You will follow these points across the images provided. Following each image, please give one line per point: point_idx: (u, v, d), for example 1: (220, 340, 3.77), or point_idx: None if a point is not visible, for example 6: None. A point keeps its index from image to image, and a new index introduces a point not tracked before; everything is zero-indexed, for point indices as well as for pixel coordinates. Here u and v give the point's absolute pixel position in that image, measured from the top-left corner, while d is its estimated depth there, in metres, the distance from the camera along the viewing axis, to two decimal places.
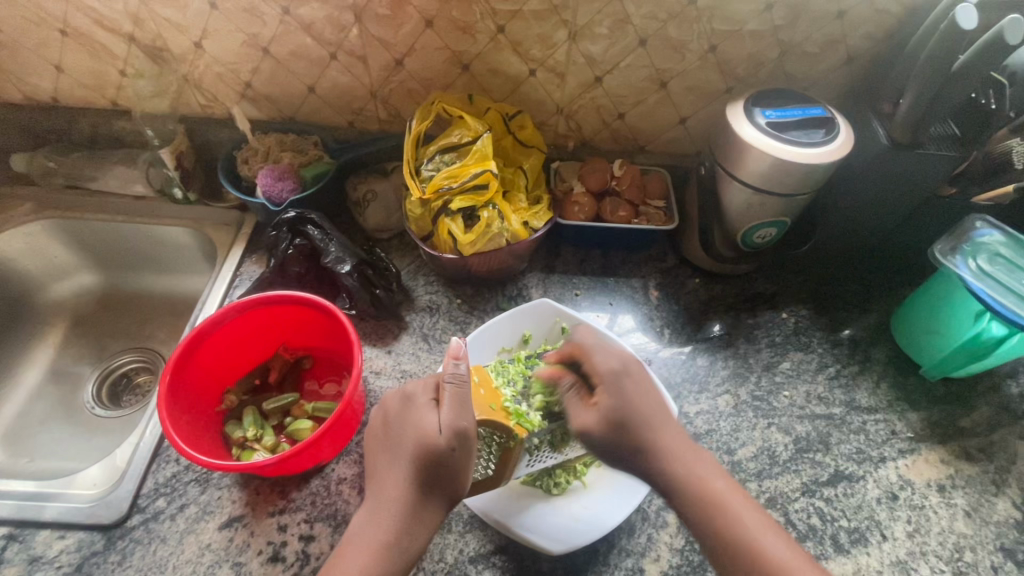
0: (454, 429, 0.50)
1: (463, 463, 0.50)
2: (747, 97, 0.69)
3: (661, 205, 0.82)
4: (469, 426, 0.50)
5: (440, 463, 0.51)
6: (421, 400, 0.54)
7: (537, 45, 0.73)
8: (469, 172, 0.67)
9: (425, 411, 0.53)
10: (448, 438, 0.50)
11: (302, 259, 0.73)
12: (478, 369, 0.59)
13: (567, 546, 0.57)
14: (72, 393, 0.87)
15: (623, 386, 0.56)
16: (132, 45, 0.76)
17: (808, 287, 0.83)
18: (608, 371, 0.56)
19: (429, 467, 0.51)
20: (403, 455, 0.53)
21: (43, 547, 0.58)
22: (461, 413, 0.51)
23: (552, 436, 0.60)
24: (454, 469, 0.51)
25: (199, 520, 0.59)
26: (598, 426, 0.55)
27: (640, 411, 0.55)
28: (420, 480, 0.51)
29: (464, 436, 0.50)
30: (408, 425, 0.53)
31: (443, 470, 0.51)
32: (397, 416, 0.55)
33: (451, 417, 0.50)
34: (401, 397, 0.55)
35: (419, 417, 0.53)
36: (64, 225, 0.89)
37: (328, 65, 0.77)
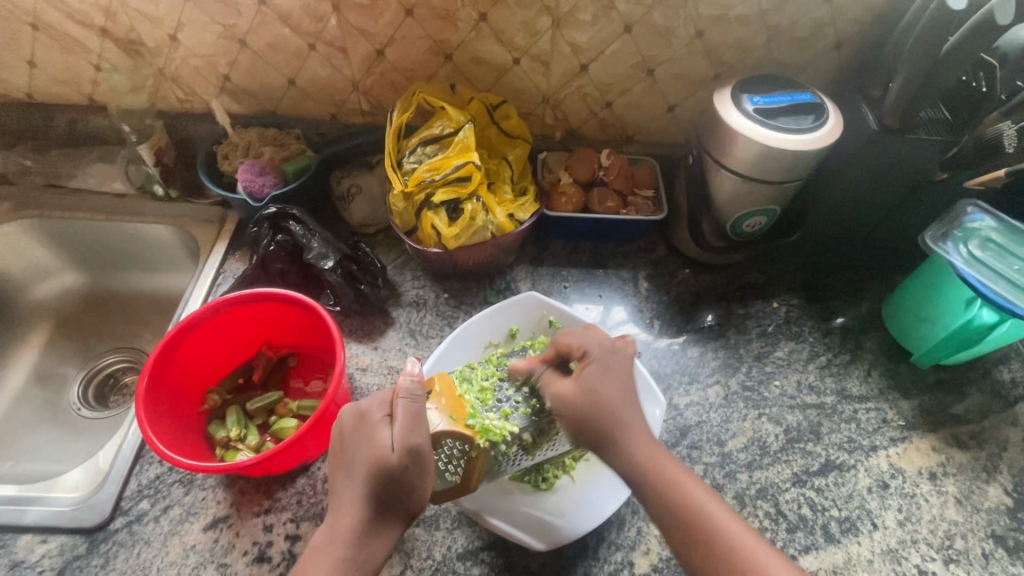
0: (407, 446, 0.49)
1: (418, 477, 0.49)
2: (733, 84, 0.68)
3: (650, 194, 0.81)
4: (422, 442, 0.49)
5: (394, 479, 0.49)
6: (373, 415, 0.52)
7: (521, 33, 0.71)
8: (451, 164, 0.64)
9: (379, 427, 0.51)
10: (399, 454, 0.49)
11: (285, 256, 0.71)
12: (442, 378, 0.57)
13: (547, 544, 0.56)
14: (58, 395, 0.87)
15: (609, 366, 0.57)
16: (106, 39, 0.74)
17: (799, 276, 0.82)
18: (602, 349, 0.57)
19: (383, 484, 0.49)
20: (357, 472, 0.51)
21: (24, 551, 0.57)
22: (413, 428, 0.50)
23: (524, 440, 0.56)
24: (408, 485, 0.49)
25: (183, 522, 0.59)
26: (573, 392, 0.54)
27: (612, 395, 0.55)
28: (374, 497, 0.50)
29: (417, 453, 0.49)
30: (363, 443, 0.51)
31: (397, 487, 0.49)
32: (351, 433, 0.53)
33: (403, 432, 0.49)
34: (355, 414, 0.53)
35: (373, 431, 0.51)
36: (42, 225, 0.87)
37: (308, 57, 0.75)
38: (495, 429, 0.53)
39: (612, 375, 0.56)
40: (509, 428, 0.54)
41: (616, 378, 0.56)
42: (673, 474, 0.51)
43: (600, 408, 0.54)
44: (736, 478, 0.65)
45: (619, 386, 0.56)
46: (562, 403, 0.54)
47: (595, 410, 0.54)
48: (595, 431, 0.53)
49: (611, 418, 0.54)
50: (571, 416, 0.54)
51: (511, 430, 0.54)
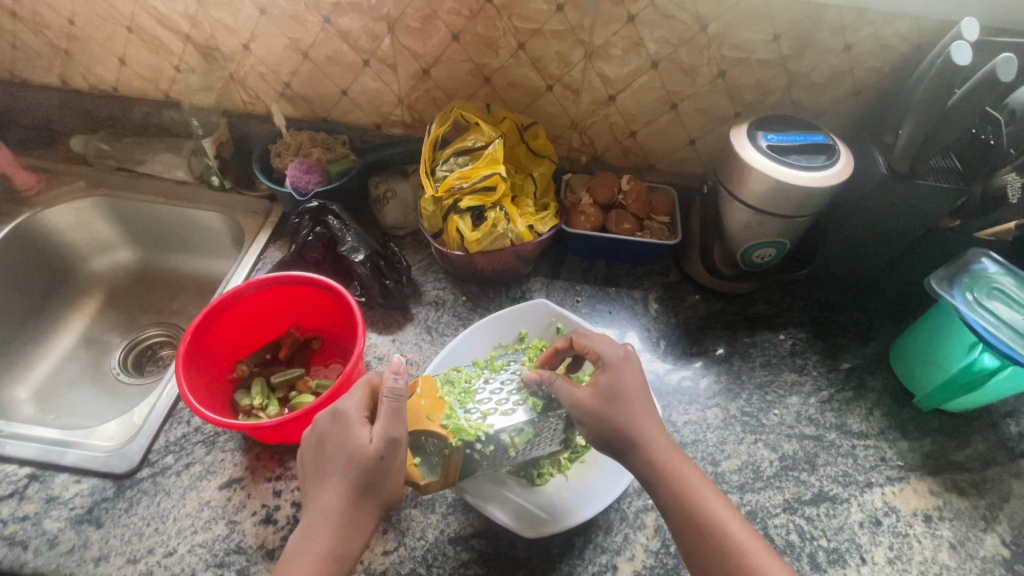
0: (387, 438, 0.52)
1: (395, 468, 0.53)
2: (750, 122, 0.73)
3: (666, 220, 0.85)
4: (400, 435, 0.53)
5: (373, 473, 0.52)
6: (349, 414, 0.55)
7: (556, 62, 0.78)
8: (480, 174, 0.69)
9: (356, 427, 0.54)
10: (379, 446, 0.52)
11: (320, 247, 0.77)
12: (424, 379, 0.60)
13: (535, 533, 0.58)
14: (101, 359, 0.96)
15: (627, 369, 0.58)
16: (188, 43, 0.84)
17: (807, 312, 0.85)
18: (617, 356, 0.59)
19: (361, 479, 0.52)
20: (334, 472, 0.53)
21: (60, 488, 0.62)
22: (394, 423, 0.53)
23: (507, 441, 0.57)
24: (384, 479, 0.53)
25: (201, 479, 0.64)
26: (591, 399, 0.56)
27: (633, 395, 0.57)
28: (351, 492, 0.52)
29: (395, 445, 0.53)
30: (339, 442, 0.54)
31: (375, 479, 0.53)
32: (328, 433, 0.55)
33: (384, 427, 0.53)
34: (331, 414, 0.56)
35: (351, 428, 0.54)
36: (109, 204, 0.96)
37: (361, 71, 0.83)
38: (468, 429, 0.55)
39: (626, 376, 0.58)
40: (484, 428, 0.56)
41: (632, 380, 0.58)
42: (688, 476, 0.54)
43: (613, 408, 0.56)
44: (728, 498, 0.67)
45: (642, 387, 0.58)
46: (578, 400, 0.56)
47: (609, 408, 0.56)
48: (613, 428, 0.55)
49: (627, 420, 0.56)
50: (587, 414, 0.56)
51: (484, 430, 0.56)
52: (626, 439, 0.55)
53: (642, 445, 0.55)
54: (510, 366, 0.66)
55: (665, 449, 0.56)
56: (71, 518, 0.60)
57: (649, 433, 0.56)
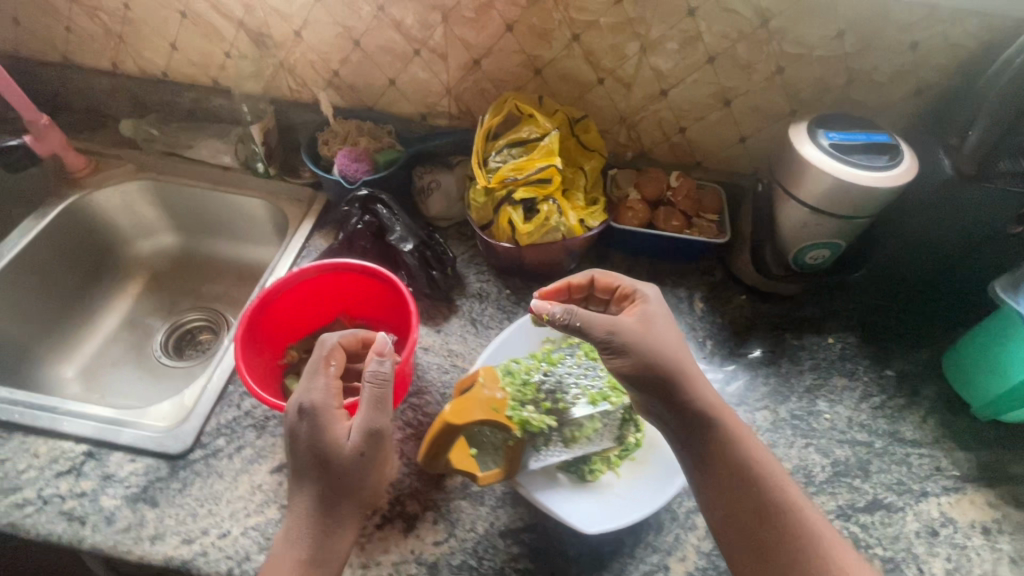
0: (366, 432, 0.55)
1: (373, 461, 0.55)
2: (810, 119, 0.71)
3: (715, 218, 0.83)
4: (381, 426, 0.56)
5: (353, 468, 0.55)
6: (321, 410, 0.56)
7: (610, 55, 0.77)
8: (535, 166, 0.68)
9: (336, 423, 0.56)
10: (360, 439, 0.55)
11: (368, 235, 0.77)
12: (486, 370, 0.62)
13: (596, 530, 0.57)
14: (144, 341, 0.97)
15: (661, 308, 0.62)
16: (240, 30, 0.84)
17: (856, 315, 0.83)
18: (652, 293, 0.64)
19: (341, 475, 0.54)
20: (314, 471, 0.55)
21: (115, 466, 0.63)
22: (374, 413, 0.56)
23: (564, 433, 0.62)
24: (364, 472, 0.55)
25: (253, 462, 0.64)
26: (633, 324, 0.59)
27: (672, 332, 0.60)
28: (331, 493, 0.54)
29: (374, 438, 0.55)
30: (312, 442, 0.55)
31: (353, 474, 0.55)
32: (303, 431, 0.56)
33: (365, 420, 0.55)
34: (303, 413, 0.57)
35: (326, 421, 0.56)
36: (155, 188, 0.97)
37: (411, 60, 0.83)
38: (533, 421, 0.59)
39: (662, 314, 0.62)
40: (545, 422, 0.60)
41: (664, 318, 0.62)
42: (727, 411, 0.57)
43: (656, 339, 0.58)
44: None
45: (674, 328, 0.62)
46: (621, 328, 0.58)
47: (653, 338, 0.58)
48: (660, 360, 0.57)
49: (671, 353, 0.58)
50: (632, 346, 0.57)
51: (546, 424, 0.61)
52: (671, 371, 0.57)
53: (687, 379, 0.57)
54: (566, 359, 0.69)
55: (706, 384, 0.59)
56: (127, 496, 0.60)
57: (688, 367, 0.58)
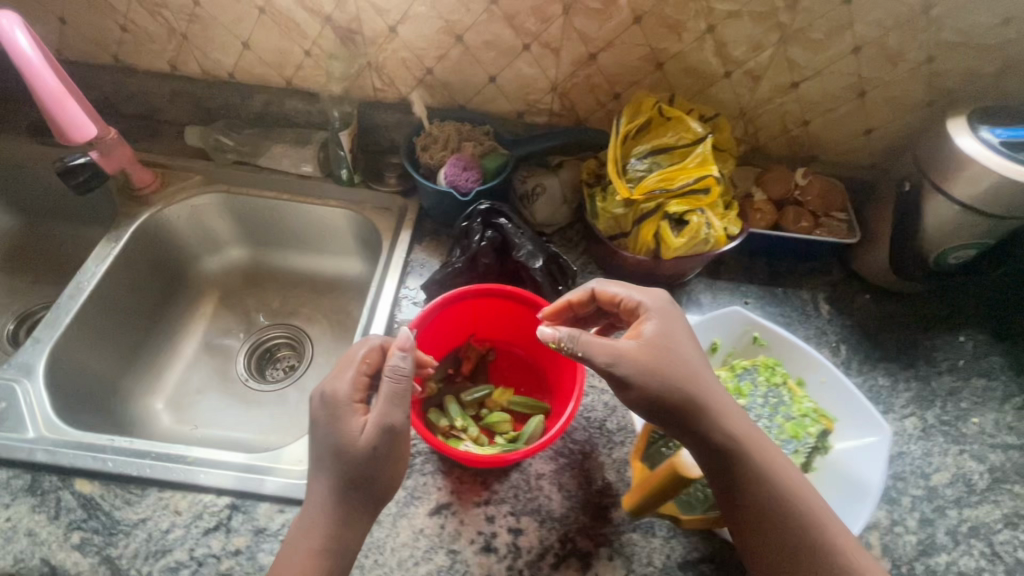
0: (381, 426, 0.51)
1: (393, 458, 0.52)
2: (968, 113, 0.67)
3: (842, 217, 0.80)
4: (397, 423, 0.52)
5: (365, 467, 0.51)
6: (339, 402, 0.53)
7: (744, 46, 0.71)
8: (689, 176, 0.64)
9: (347, 416, 0.53)
10: (371, 434, 0.51)
11: (492, 252, 0.71)
12: None
13: None
14: (225, 365, 0.90)
15: (673, 327, 0.57)
16: (326, 26, 0.76)
17: (984, 312, 0.81)
18: (658, 303, 0.58)
19: (349, 472, 0.51)
20: (320, 463, 0.52)
21: (265, 519, 0.59)
22: (390, 408, 0.52)
23: None
24: (378, 470, 0.52)
25: (409, 505, 0.61)
26: (639, 353, 0.54)
27: (688, 359, 0.55)
28: (342, 488, 0.51)
29: (390, 433, 0.51)
30: (324, 435, 0.53)
31: (364, 473, 0.51)
32: (319, 423, 0.53)
33: (380, 413, 0.52)
34: (319, 402, 0.54)
35: (342, 415, 0.53)
36: (227, 201, 0.90)
37: (519, 56, 0.76)
38: None
39: (674, 333, 0.56)
40: None
41: (677, 337, 0.56)
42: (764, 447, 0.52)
43: (668, 370, 0.53)
44: (946, 514, 0.65)
45: (690, 349, 0.56)
46: (628, 362, 0.53)
47: (665, 370, 0.53)
48: (676, 396, 0.52)
49: (692, 385, 0.53)
50: (641, 382, 0.53)
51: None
52: (692, 409, 0.53)
53: (716, 417, 0.52)
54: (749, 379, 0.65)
55: (738, 419, 0.53)
56: None
57: (711, 398, 0.53)
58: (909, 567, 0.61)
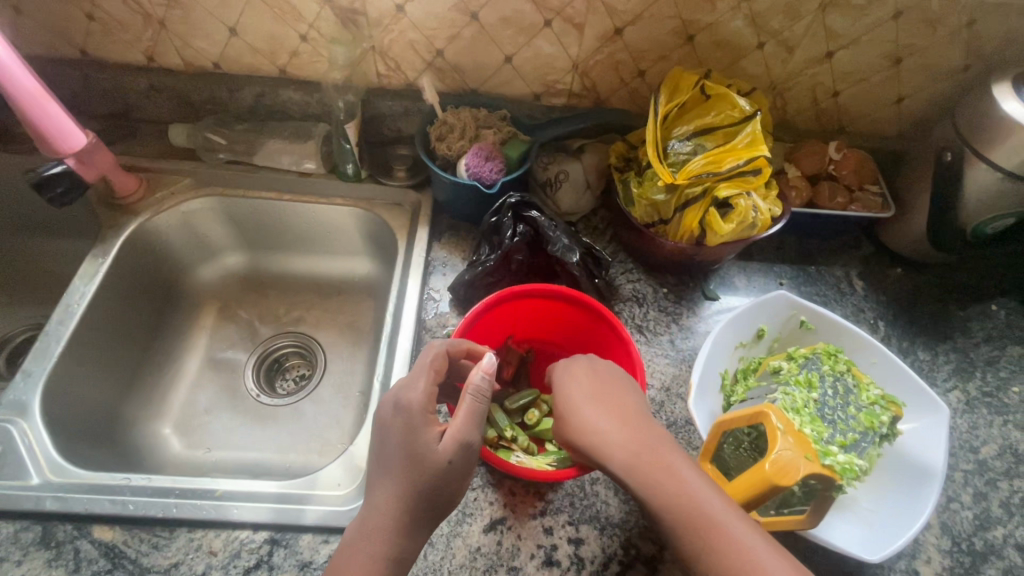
0: (459, 442, 0.48)
1: (463, 476, 0.49)
2: (1014, 76, 0.64)
3: (876, 189, 0.78)
4: (474, 440, 0.49)
5: (439, 482, 0.48)
6: (416, 412, 0.50)
7: (780, 15, 0.67)
8: (737, 158, 0.61)
9: (425, 426, 0.49)
10: (450, 449, 0.48)
11: (526, 247, 0.68)
12: (775, 411, 0.51)
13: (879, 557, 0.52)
14: (233, 380, 0.83)
15: (599, 384, 0.55)
16: (325, 6, 0.68)
17: (1012, 279, 0.80)
18: (585, 364, 0.57)
19: (422, 485, 0.47)
20: (390, 471, 0.48)
21: (310, 552, 0.54)
22: (470, 426, 0.49)
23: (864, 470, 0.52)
24: (447, 486, 0.48)
25: (462, 523, 0.57)
26: (565, 418, 0.54)
27: (601, 415, 0.52)
28: (411, 501, 0.47)
29: (468, 451, 0.49)
30: (400, 443, 0.49)
31: (435, 494, 0.48)
32: (393, 430, 0.50)
33: (461, 428, 0.49)
34: (393, 407, 0.51)
35: (418, 426, 0.49)
36: (222, 204, 0.83)
37: (538, 33, 0.70)
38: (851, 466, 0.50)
39: (599, 391, 0.54)
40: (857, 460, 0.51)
41: (602, 394, 0.54)
42: (703, 509, 0.45)
43: (589, 431, 0.52)
44: (998, 486, 0.64)
45: (622, 403, 0.53)
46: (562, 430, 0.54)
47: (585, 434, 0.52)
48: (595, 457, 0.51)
49: (606, 445, 0.50)
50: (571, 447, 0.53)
51: (858, 461, 0.51)
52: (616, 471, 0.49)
53: (642, 480, 0.48)
54: (814, 368, 0.60)
55: (677, 476, 0.47)
56: None
57: (635, 459, 0.49)
58: (970, 543, 0.60)
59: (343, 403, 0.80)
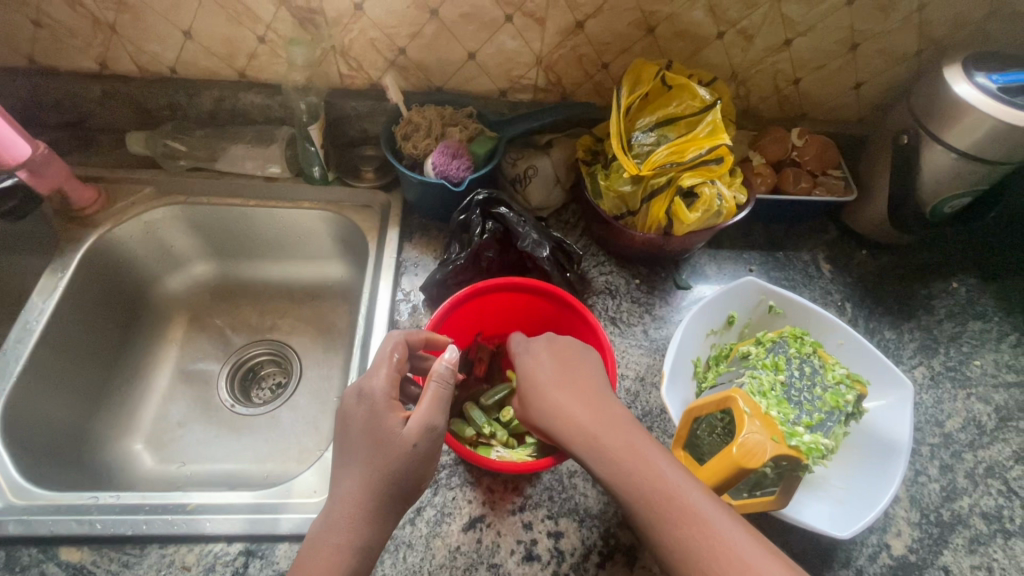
0: (424, 426, 0.49)
1: (429, 460, 0.49)
2: (964, 59, 0.66)
3: (839, 174, 0.80)
4: (439, 424, 0.50)
5: (404, 466, 0.48)
6: (378, 400, 0.50)
7: (738, 4, 0.68)
8: (700, 146, 0.61)
9: (388, 413, 0.49)
10: (413, 433, 0.48)
11: (496, 244, 0.68)
12: (741, 395, 0.52)
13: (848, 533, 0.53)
14: (206, 392, 0.81)
15: (559, 366, 0.56)
16: (282, 7, 0.67)
17: (971, 257, 0.83)
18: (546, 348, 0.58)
19: (387, 469, 0.47)
20: (354, 458, 0.48)
21: (287, 561, 0.53)
22: (434, 411, 0.50)
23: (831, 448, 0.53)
24: (412, 471, 0.48)
25: (440, 523, 0.57)
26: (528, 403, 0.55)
27: (561, 395, 0.53)
28: (375, 486, 0.47)
29: (433, 435, 0.49)
30: (363, 431, 0.49)
31: (401, 478, 0.47)
32: (355, 419, 0.50)
33: (425, 412, 0.49)
34: (356, 397, 0.51)
35: (381, 412, 0.49)
36: (186, 212, 0.81)
37: (500, 29, 0.70)
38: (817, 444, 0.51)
39: (560, 371, 0.55)
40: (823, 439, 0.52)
41: (563, 374, 0.55)
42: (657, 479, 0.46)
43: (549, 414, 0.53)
44: (963, 457, 0.66)
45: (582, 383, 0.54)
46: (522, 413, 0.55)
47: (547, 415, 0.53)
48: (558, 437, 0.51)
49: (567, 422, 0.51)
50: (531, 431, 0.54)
51: (824, 441, 0.52)
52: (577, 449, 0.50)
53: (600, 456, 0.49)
54: (781, 351, 0.61)
55: (634, 449, 0.48)
56: None
57: (595, 436, 0.50)
58: (938, 514, 0.62)
59: (320, 409, 0.79)
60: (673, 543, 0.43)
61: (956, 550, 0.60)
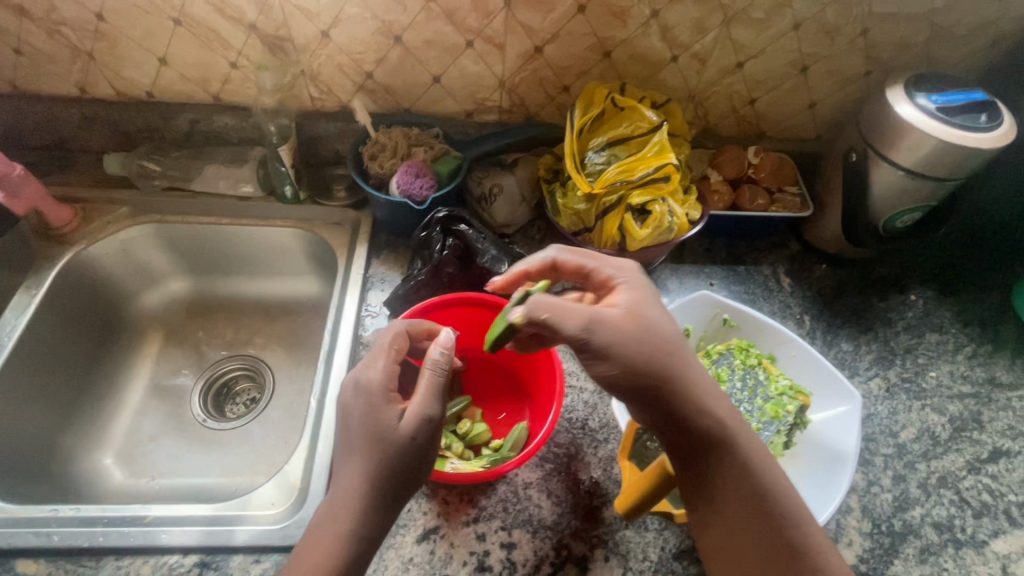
0: (420, 419, 0.49)
1: (428, 450, 0.49)
2: (904, 82, 0.69)
3: (795, 191, 0.82)
4: (436, 415, 0.49)
5: (403, 458, 0.48)
6: (375, 390, 0.50)
7: (689, 29, 0.71)
8: (648, 165, 0.64)
9: (383, 406, 0.50)
10: (411, 425, 0.48)
11: (456, 260, 0.70)
12: None
13: None
14: (178, 407, 0.82)
15: (642, 293, 0.54)
16: (252, 34, 0.70)
17: (928, 270, 0.85)
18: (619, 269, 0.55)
19: (387, 460, 0.48)
20: (355, 450, 0.49)
21: (240, 573, 0.54)
22: (430, 401, 0.50)
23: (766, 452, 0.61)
24: (414, 461, 0.49)
25: (394, 535, 0.58)
26: (618, 317, 0.51)
27: (666, 327, 0.52)
28: (377, 477, 0.47)
29: (431, 427, 0.49)
30: (364, 421, 0.49)
31: (401, 469, 0.48)
32: (354, 411, 0.50)
33: (420, 406, 0.49)
34: (354, 388, 0.51)
35: (378, 405, 0.50)
36: (161, 230, 0.84)
37: (462, 53, 0.73)
38: None
39: (641, 300, 0.53)
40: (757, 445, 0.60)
41: (650, 303, 0.53)
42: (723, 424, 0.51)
43: (647, 336, 0.51)
44: (916, 468, 0.67)
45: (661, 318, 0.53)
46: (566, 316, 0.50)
47: (656, 347, 0.50)
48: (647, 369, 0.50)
49: (664, 357, 0.51)
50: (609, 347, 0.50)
51: None
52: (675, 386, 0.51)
53: (686, 400, 0.51)
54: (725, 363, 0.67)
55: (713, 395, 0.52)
56: None
57: (695, 378, 0.51)
58: (889, 524, 0.63)
59: (290, 423, 0.81)
60: (736, 478, 0.50)
61: (907, 559, 0.60)
